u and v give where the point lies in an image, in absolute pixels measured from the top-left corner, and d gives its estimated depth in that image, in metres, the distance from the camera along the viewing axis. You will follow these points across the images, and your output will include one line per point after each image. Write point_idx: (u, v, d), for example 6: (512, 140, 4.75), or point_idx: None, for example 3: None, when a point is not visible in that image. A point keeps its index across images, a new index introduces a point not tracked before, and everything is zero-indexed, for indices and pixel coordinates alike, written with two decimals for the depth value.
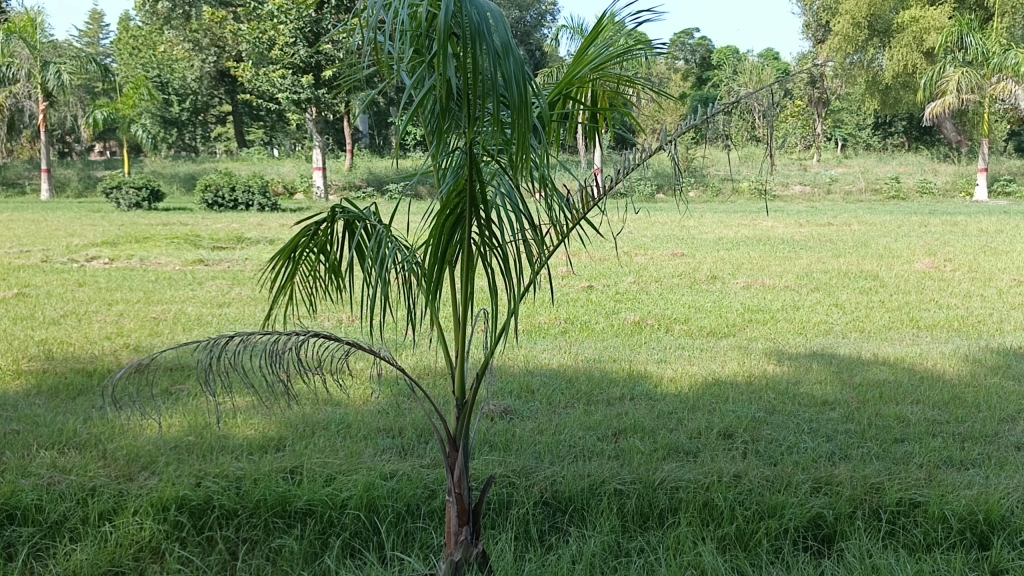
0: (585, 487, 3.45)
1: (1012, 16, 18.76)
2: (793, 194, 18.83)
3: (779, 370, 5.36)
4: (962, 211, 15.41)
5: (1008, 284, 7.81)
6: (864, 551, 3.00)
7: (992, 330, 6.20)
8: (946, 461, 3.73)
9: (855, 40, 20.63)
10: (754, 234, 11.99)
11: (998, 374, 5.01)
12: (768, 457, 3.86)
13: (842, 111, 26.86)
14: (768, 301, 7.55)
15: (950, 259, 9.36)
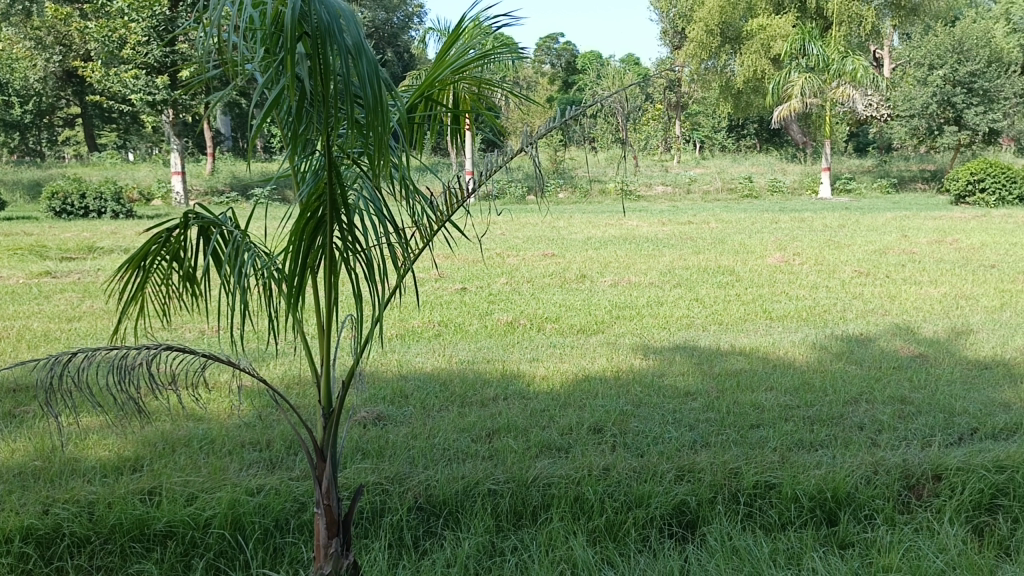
0: (459, 489, 3.45)
1: (849, 25, 20.07)
2: (656, 194, 19.51)
3: (645, 364, 5.54)
4: (809, 208, 16.40)
5: (850, 275, 8.38)
6: (724, 534, 3.14)
7: (836, 319, 6.64)
8: (798, 444, 3.96)
9: (709, 46, 21.69)
10: (620, 233, 12.35)
11: (842, 359, 5.37)
12: (635, 449, 3.97)
13: (699, 114, 28.07)
14: (634, 298, 7.80)
15: (798, 253, 9.95)
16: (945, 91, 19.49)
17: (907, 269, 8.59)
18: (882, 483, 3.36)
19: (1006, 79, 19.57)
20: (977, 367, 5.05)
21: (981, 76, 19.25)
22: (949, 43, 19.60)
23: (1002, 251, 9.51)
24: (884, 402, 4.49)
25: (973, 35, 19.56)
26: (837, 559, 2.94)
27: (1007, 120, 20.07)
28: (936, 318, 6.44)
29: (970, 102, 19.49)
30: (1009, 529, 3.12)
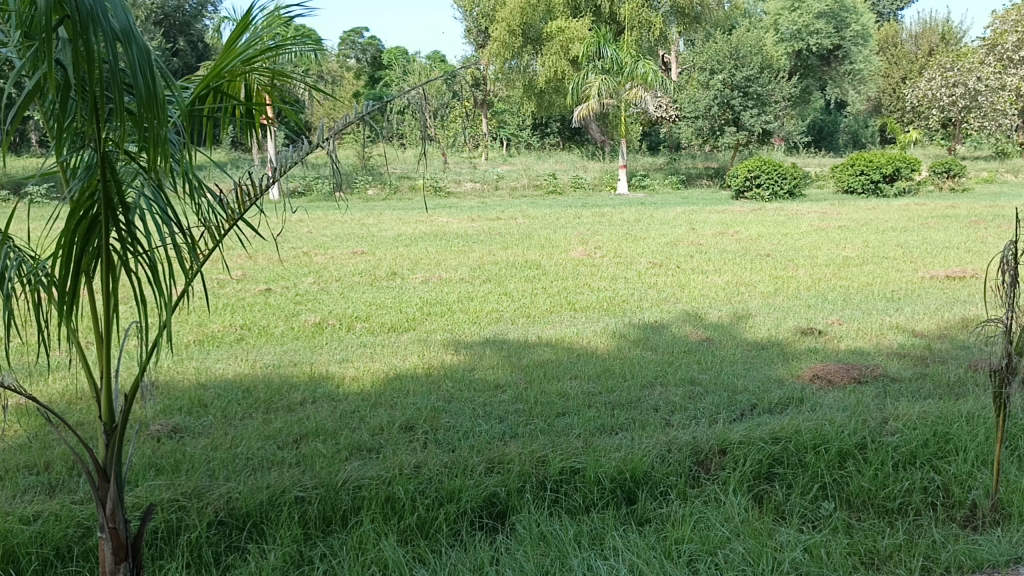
0: (263, 499, 3.30)
1: (640, 30, 21.27)
2: (465, 190, 19.71)
3: (455, 359, 5.58)
4: (608, 203, 17.22)
5: (645, 267, 8.89)
6: (532, 520, 3.22)
7: (634, 308, 7.01)
8: (600, 428, 4.14)
9: (511, 46, 22.18)
10: (430, 230, 12.38)
11: (639, 346, 5.68)
12: (446, 445, 3.99)
13: (505, 112, 28.68)
14: (445, 294, 7.83)
15: (599, 247, 10.41)
16: (725, 94, 21.14)
17: (695, 259, 9.21)
18: (676, 461, 3.57)
19: (776, 84, 21.50)
20: (755, 348, 5.51)
21: (755, 81, 21.05)
22: (727, 50, 21.18)
23: (776, 241, 10.44)
24: (676, 383, 4.79)
25: (747, 43, 21.24)
26: (637, 535, 3.08)
27: (777, 122, 22.05)
28: (720, 304, 6.96)
29: (745, 105, 21.29)
30: (785, 494, 3.37)
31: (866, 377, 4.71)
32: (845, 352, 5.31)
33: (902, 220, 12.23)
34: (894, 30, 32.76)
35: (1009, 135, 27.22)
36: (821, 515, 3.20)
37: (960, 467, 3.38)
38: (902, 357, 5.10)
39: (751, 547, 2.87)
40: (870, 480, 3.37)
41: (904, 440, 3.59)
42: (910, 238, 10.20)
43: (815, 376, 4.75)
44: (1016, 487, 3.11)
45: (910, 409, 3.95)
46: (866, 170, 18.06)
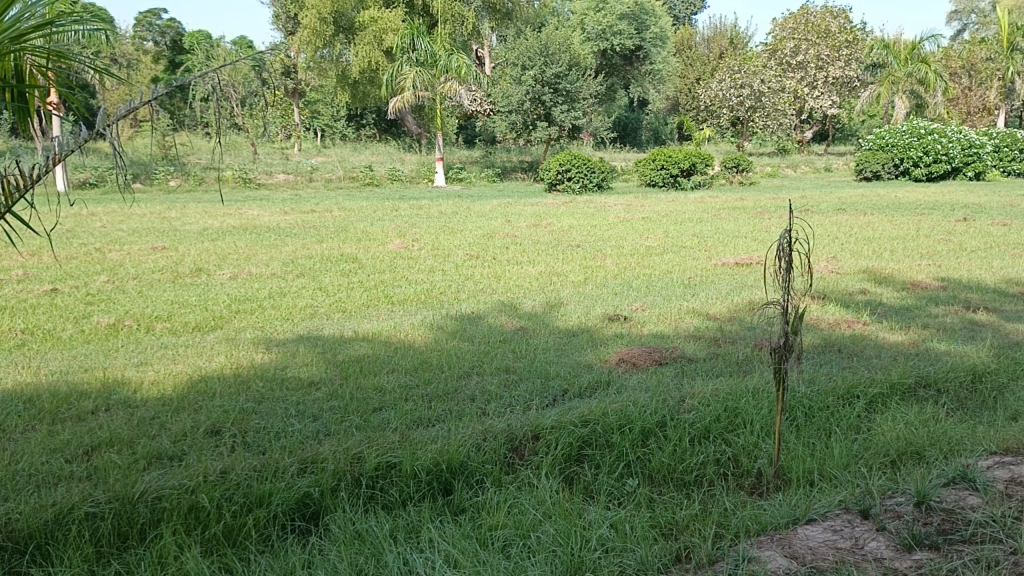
0: (49, 518, 3.01)
1: (453, 23, 21.41)
2: (277, 182, 19.00)
3: (266, 358, 5.36)
4: (425, 196, 17.18)
5: (462, 259, 8.95)
6: (347, 519, 3.15)
7: (451, 299, 7.05)
8: (417, 421, 4.13)
9: (323, 34, 21.52)
10: (239, 223, 11.82)
11: (456, 338, 5.71)
12: (256, 447, 3.83)
13: (317, 102, 27.98)
14: (255, 290, 7.49)
15: (417, 239, 10.36)
16: (536, 90, 21.69)
17: (510, 251, 9.39)
18: (490, 449, 3.63)
19: (583, 81, 22.38)
20: (566, 335, 5.70)
21: (564, 78, 21.74)
22: (537, 47, 21.63)
23: (586, 232, 10.86)
24: (492, 373, 4.87)
25: (555, 41, 21.84)
26: (452, 526, 3.08)
27: (586, 117, 22.97)
28: (534, 294, 7.14)
29: (555, 101, 21.99)
30: (593, 474, 3.51)
31: (666, 359, 5.01)
32: (648, 336, 5.60)
33: (698, 212, 13.10)
34: (688, 34, 35.10)
35: (789, 133, 29.91)
36: (626, 492, 3.35)
37: (748, 439, 3.65)
38: (698, 339, 5.45)
39: (562, 527, 2.94)
40: (669, 456, 3.56)
41: (699, 417, 3.84)
42: (706, 228, 10.94)
43: (622, 360, 4.99)
44: (794, 454, 3.37)
45: (704, 388, 4.23)
46: (666, 165, 19.17)
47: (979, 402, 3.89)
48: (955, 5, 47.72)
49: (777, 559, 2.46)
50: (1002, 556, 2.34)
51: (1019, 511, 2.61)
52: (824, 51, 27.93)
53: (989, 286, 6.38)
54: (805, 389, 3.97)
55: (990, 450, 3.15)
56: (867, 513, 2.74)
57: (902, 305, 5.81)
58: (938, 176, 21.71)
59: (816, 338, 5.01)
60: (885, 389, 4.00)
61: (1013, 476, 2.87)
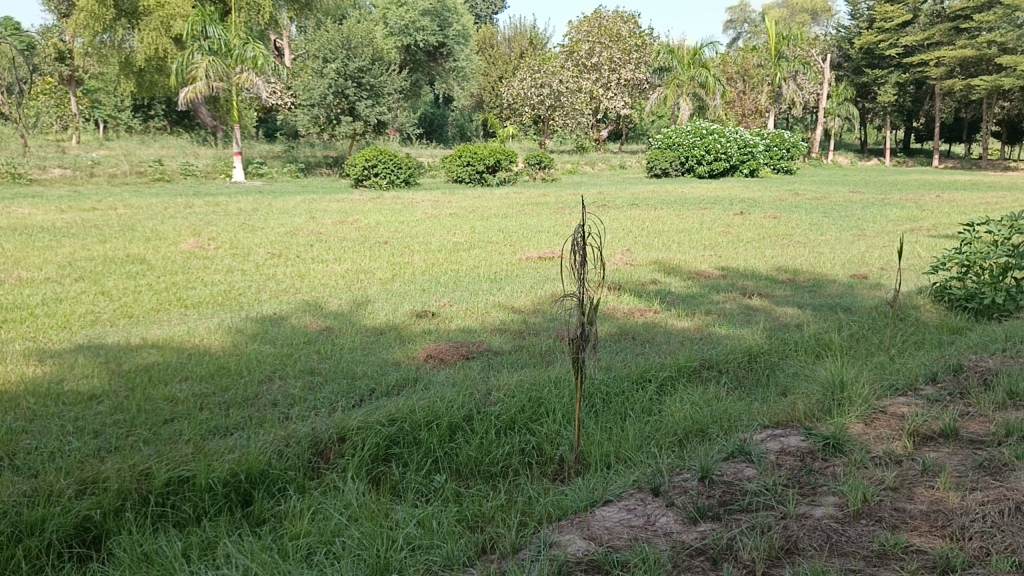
0: None
1: (248, 12, 20.48)
2: (53, 177, 17.31)
3: (40, 372, 4.85)
4: (222, 191, 16.29)
5: (263, 258, 8.58)
6: (133, 541, 2.91)
7: (251, 300, 6.73)
8: (212, 431, 3.90)
9: (103, 18, 19.77)
10: (6, 223, 10.66)
11: (256, 340, 5.46)
12: (26, 471, 3.45)
13: (98, 91, 25.86)
14: (25, 297, 6.78)
15: (212, 238, 9.83)
16: (339, 83, 21.17)
17: (315, 248, 9.13)
18: (293, 455, 3.48)
19: (387, 75, 22.23)
20: (373, 333, 5.61)
21: (367, 72, 21.45)
22: (338, 39, 21.20)
23: (393, 228, 10.78)
24: (295, 375, 4.70)
25: (357, 34, 21.51)
26: (251, 539, 2.92)
27: (390, 112, 22.86)
28: (340, 293, 6.97)
29: (359, 95, 21.62)
30: (400, 472, 3.46)
31: (473, 353, 5.06)
32: (454, 331, 5.64)
33: (502, 207, 13.38)
34: (489, 33, 35.86)
35: (586, 132, 31.33)
36: (433, 488, 3.33)
37: (551, 427, 3.75)
38: (503, 333, 5.55)
39: (367, 530, 2.87)
40: (477, 449, 3.58)
41: (505, 408, 3.90)
42: (510, 224, 11.20)
43: (429, 356, 4.98)
44: (592, 439, 3.50)
45: (509, 380, 4.32)
46: (472, 162, 19.40)
47: (755, 379, 4.25)
48: (729, 14, 52.01)
49: (577, 542, 2.54)
50: (773, 521, 2.53)
51: (787, 478, 2.85)
52: (616, 54, 29.51)
53: (763, 274, 6.99)
54: (602, 376, 4.15)
55: (764, 424, 3.43)
56: (657, 491, 2.88)
57: (688, 293, 6.22)
58: (719, 173, 23.56)
59: (613, 327, 5.25)
60: (674, 372, 4.28)
61: (782, 447, 3.14)
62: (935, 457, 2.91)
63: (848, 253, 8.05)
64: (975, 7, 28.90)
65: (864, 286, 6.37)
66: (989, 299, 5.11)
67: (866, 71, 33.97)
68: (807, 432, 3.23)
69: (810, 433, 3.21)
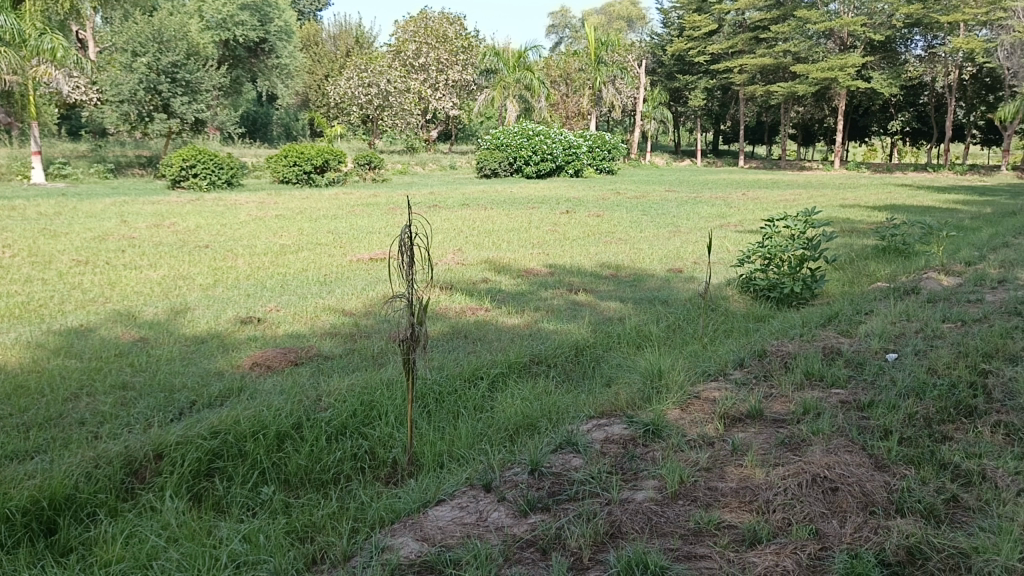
0: None
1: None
2: None
3: None
4: (19, 195, 14.85)
5: (68, 265, 7.92)
6: None
7: (54, 312, 6.19)
8: (9, 456, 3.54)
9: None
10: None
11: (60, 355, 5.02)
12: None
13: None
14: None
15: (7, 244, 8.95)
16: (151, 78, 19.89)
17: (127, 254, 8.53)
18: (104, 476, 3.20)
19: (204, 71, 21.21)
20: (193, 343, 5.32)
21: (182, 67, 20.38)
22: (149, 32, 19.99)
23: (214, 231, 10.27)
24: (106, 391, 4.36)
25: (169, 27, 20.39)
26: (55, 571, 2.66)
27: (209, 110, 21.85)
28: (155, 301, 6.55)
29: (174, 91, 20.47)
30: (225, 486, 3.28)
31: (301, 358, 4.91)
32: (282, 337, 5.44)
33: (331, 208, 13.08)
34: (314, 30, 35.11)
35: (416, 131, 31.27)
36: (260, 500, 3.18)
37: (383, 430, 3.69)
38: (333, 337, 5.42)
39: (188, 550, 2.70)
40: (306, 457, 3.46)
41: (336, 413, 3.80)
42: (340, 225, 10.96)
43: (254, 364, 4.79)
44: (424, 439, 3.48)
45: (340, 384, 4.22)
46: (298, 162, 18.83)
47: (581, 372, 4.40)
48: (551, 19, 53.54)
49: (409, 545, 2.52)
50: (599, 508, 2.63)
51: (612, 465, 2.97)
52: (444, 55, 29.70)
53: (588, 270, 7.24)
54: (434, 376, 4.15)
55: (590, 414, 3.55)
56: (489, 487, 2.91)
57: (518, 291, 6.35)
58: (546, 173, 24.25)
59: (445, 326, 5.26)
60: (505, 369, 4.35)
61: (607, 435, 3.26)
62: (743, 437, 3.12)
63: (665, 248, 8.50)
64: (771, 18, 31.39)
65: (679, 280, 6.75)
66: (788, 288, 5.55)
67: (678, 76, 36.12)
68: (629, 420, 3.38)
69: (632, 421, 3.36)
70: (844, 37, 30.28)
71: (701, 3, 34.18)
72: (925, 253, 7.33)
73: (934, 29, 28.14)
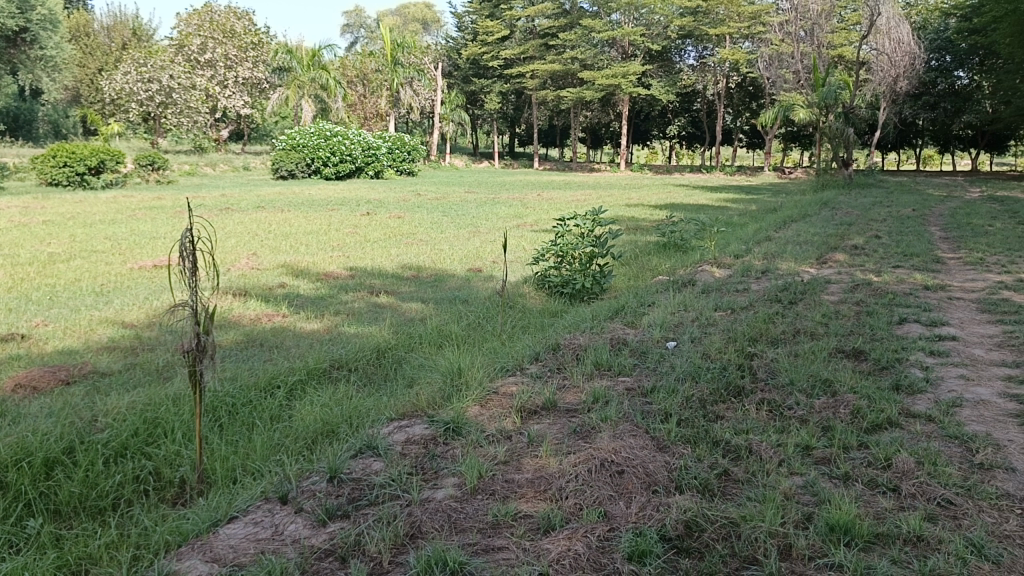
0: None
1: None
2: None
3: None
4: None
5: None
6: None
7: None
8: None
9: None
10: None
11: None
12: None
13: None
14: None
15: None
16: None
17: None
18: None
19: None
20: None
21: None
22: None
23: None
24: None
25: None
26: None
27: None
28: None
29: None
30: None
31: (74, 377, 4.49)
32: (50, 354, 4.96)
33: (109, 212, 12.13)
34: (84, 20, 32.41)
35: (205, 131, 29.74)
36: (26, 535, 2.83)
37: (169, 449, 3.44)
38: (112, 351, 5.01)
39: None
40: (80, 483, 3.14)
41: (115, 434, 3.49)
42: (119, 230, 10.18)
43: (18, 385, 4.31)
44: (216, 455, 3.28)
45: (120, 402, 3.90)
46: (70, 162, 17.24)
47: (383, 375, 4.34)
48: (345, 18, 52.63)
49: (198, 567, 2.36)
50: (399, 510, 2.60)
51: (412, 466, 2.95)
52: (231, 51, 28.36)
53: (388, 272, 7.19)
54: (226, 387, 3.93)
55: (391, 417, 3.51)
56: (286, 499, 2.78)
57: (317, 295, 6.18)
58: (345, 175, 23.91)
59: (238, 335, 5.01)
60: (304, 376, 4.21)
61: (408, 437, 3.24)
62: (538, 428, 3.22)
63: (465, 248, 8.62)
64: (559, 26, 32.81)
65: (478, 279, 6.87)
66: (580, 284, 5.81)
67: (474, 80, 36.83)
68: (430, 420, 3.38)
69: (432, 421, 3.36)
70: (626, 46, 32.05)
71: (493, 10, 34.96)
72: (700, 247, 7.95)
73: (704, 41, 30.60)
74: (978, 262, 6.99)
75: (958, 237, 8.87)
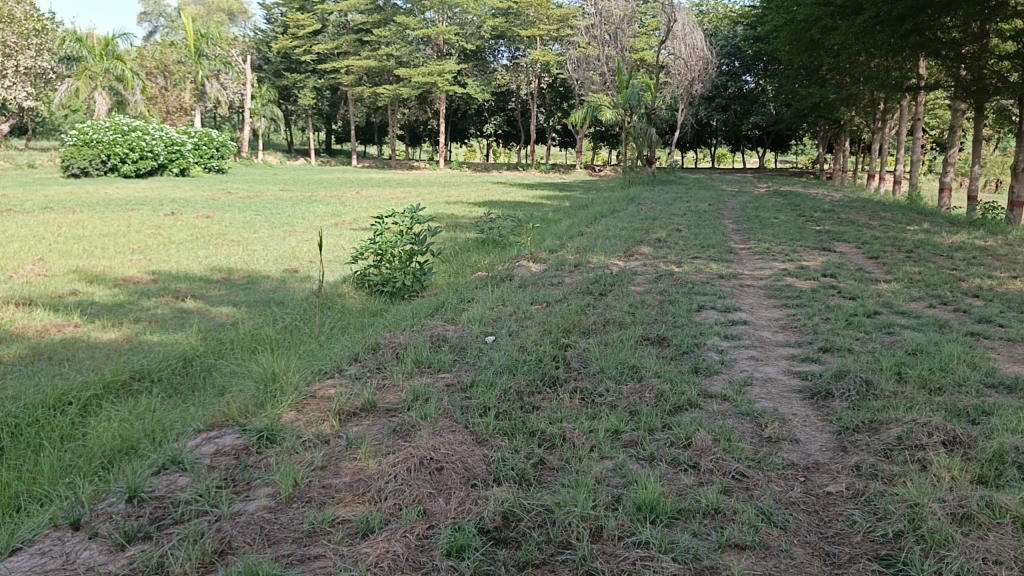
0: None
1: None
2: None
3: None
4: None
5: None
6: None
7: None
8: None
9: None
10: None
11: None
12: None
13: None
14: None
15: None
16: None
17: None
18: None
19: None
20: None
21: None
22: None
23: None
24: None
25: None
26: None
27: None
28: None
29: None
30: None
31: None
32: None
33: None
34: None
35: None
36: None
37: None
38: None
39: None
40: None
41: None
42: None
43: None
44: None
45: None
46: None
47: (189, 384, 4.09)
48: (142, 7, 49.20)
49: None
50: (207, 526, 2.46)
51: (222, 478, 2.80)
52: (10, 39, 25.68)
53: (196, 275, 6.79)
54: (8, 407, 3.57)
55: (198, 429, 3.30)
56: (78, 525, 2.55)
57: (115, 302, 5.73)
58: (146, 172, 22.42)
59: (21, 348, 4.56)
60: (99, 390, 3.89)
61: (217, 449, 3.07)
62: (357, 430, 3.15)
63: (279, 248, 8.34)
64: (373, 22, 32.34)
65: (294, 279, 6.66)
66: (401, 283, 5.78)
67: (286, 74, 35.74)
68: (241, 430, 3.22)
69: (244, 429, 3.20)
70: (440, 44, 32.10)
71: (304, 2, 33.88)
72: (515, 243, 8.13)
73: (516, 42, 31.44)
74: (765, 252, 7.60)
75: (747, 229, 9.61)
